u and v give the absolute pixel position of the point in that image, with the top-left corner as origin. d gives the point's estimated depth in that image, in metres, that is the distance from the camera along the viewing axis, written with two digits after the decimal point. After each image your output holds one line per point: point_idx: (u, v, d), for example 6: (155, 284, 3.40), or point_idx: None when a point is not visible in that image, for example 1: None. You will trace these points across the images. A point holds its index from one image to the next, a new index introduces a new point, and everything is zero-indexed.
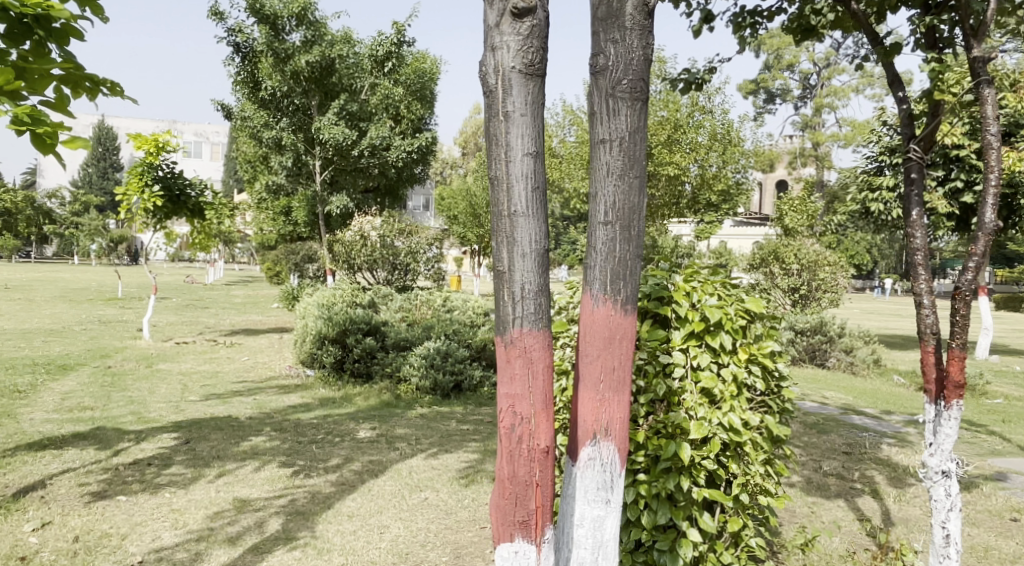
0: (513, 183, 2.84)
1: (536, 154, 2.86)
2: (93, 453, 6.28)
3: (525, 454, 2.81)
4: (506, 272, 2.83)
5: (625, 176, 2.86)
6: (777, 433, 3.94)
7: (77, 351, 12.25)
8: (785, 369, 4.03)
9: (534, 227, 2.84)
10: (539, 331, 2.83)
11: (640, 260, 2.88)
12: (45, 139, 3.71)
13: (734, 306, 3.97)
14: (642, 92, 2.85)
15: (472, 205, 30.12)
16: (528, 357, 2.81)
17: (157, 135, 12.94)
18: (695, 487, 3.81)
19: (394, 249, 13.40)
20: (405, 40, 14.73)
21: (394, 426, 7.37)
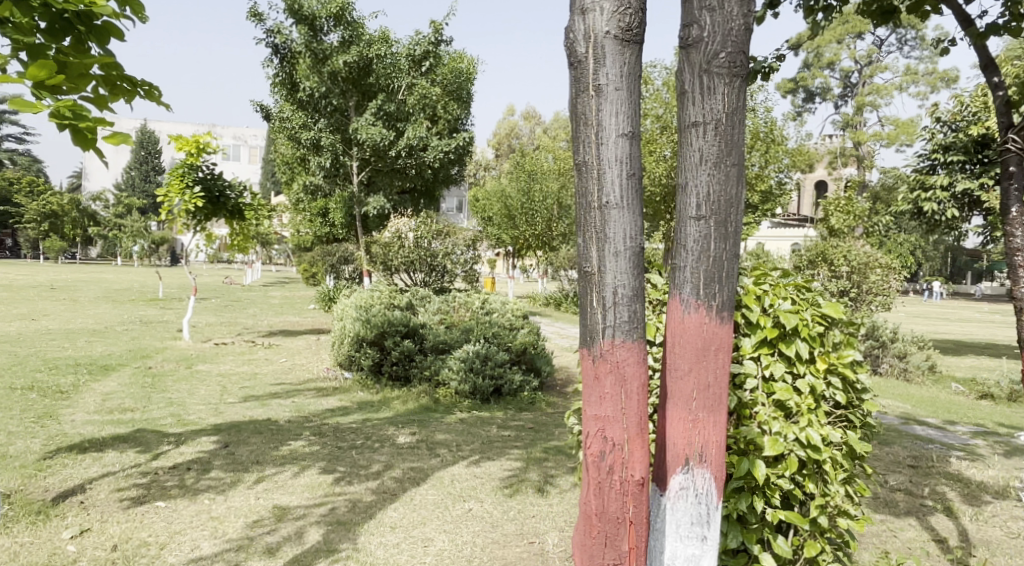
0: (606, 169, 2.94)
1: (630, 136, 2.96)
2: (133, 456, 6.20)
3: (617, 486, 2.94)
4: (599, 272, 2.95)
5: (719, 165, 2.97)
6: (859, 450, 3.73)
7: (119, 351, 12.31)
8: (868, 381, 3.78)
9: (627, 219, 2.95)
10: (631, 343, 2.94)
11: (731, 258, 3.01)
12: (87, 136, 3.60)
13: (810, 311, 3.74)
14: (740, 68, 2.97)
15: (507, 206, 29.93)
16: (621, 374, 2.92)
17: (197, 136, 13.03)
18: (770, 508, 3.70)
19: (432, 251, 13.26)
20: (442, 39, 14.64)
21: (435, 431, 7.22)
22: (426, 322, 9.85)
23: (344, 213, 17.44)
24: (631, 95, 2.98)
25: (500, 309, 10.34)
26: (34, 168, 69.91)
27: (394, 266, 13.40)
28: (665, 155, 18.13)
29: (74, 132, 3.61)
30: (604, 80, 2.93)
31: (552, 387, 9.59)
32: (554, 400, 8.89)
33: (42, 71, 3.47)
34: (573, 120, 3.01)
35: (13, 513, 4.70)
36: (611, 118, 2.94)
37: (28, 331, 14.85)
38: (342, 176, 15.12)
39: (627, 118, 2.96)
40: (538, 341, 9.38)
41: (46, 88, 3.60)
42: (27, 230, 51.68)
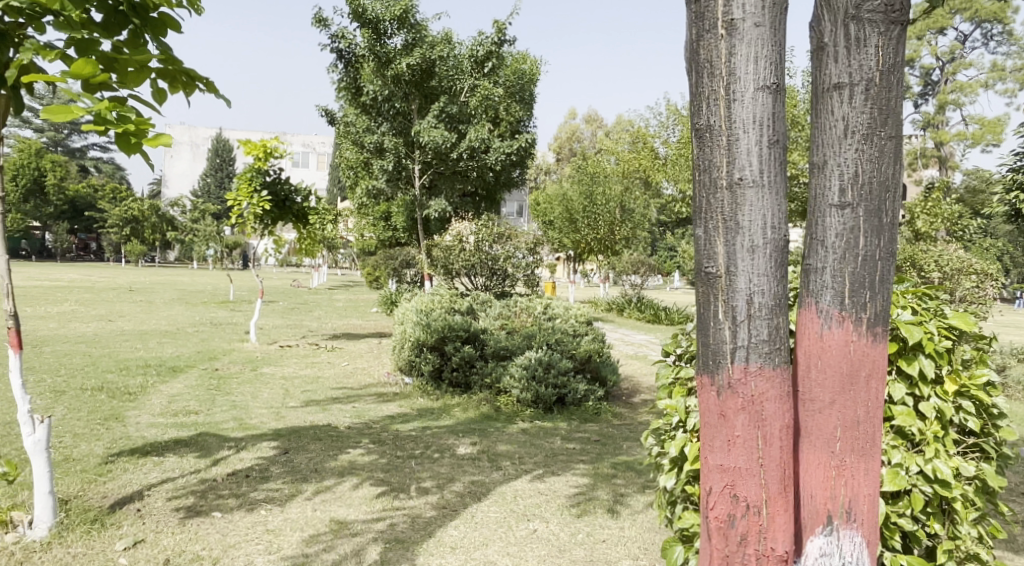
0: (743, 137, 2.61)
1: (769, 95, 2.63)
2: (193, 461, 6.10)
3: (752, 554, 2.66)
4: (734, 271, 2.63)
5: (870, 139, 2.68)
6: (993, 485, 3.33)
7: (187, 352, 12.41)
8: (1004, 405, 3.40)
9: (766, 199, 2.62)
10: (771, 369, 2.63)
11: (883, 256, 2.70)
12: (132, 139, 3.40)
13: (934, 323, 3.37)
14: (895, 23, 2.67)
15: (570, 210, 29.53)
16: (759, 412, 2.63)
17: (265, 141, 13.07)
18: (888, 552, 3.26)
19: (494, 254, 13.00)
20: (505, 39, 14.34)
21: (497, 442, 6.95)
22: (487, 327, 9.57)
23: (406, 216, 17.34)
24: (771, 40, 2.64)
25: (563, 315, 10.03)
26: (116, 176, 72.70)
27: (455, 269, 13.19)
28: None
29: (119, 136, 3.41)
30: (740, 21, 2.62)
31: (619, 396, 9.22)
32: (621, 410, 8.53)
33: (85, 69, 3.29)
34: (697, 68, 2.69)
35: (69, 521, 4.60)
36: (747, 70, 2.61)
37: (103, 331, 15.17)
38: (404, 180, 14.93)
39: (768, 70, 2.63)
40: (604, 349, 9.02)
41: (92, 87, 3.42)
42: (109, 233, 53.72)
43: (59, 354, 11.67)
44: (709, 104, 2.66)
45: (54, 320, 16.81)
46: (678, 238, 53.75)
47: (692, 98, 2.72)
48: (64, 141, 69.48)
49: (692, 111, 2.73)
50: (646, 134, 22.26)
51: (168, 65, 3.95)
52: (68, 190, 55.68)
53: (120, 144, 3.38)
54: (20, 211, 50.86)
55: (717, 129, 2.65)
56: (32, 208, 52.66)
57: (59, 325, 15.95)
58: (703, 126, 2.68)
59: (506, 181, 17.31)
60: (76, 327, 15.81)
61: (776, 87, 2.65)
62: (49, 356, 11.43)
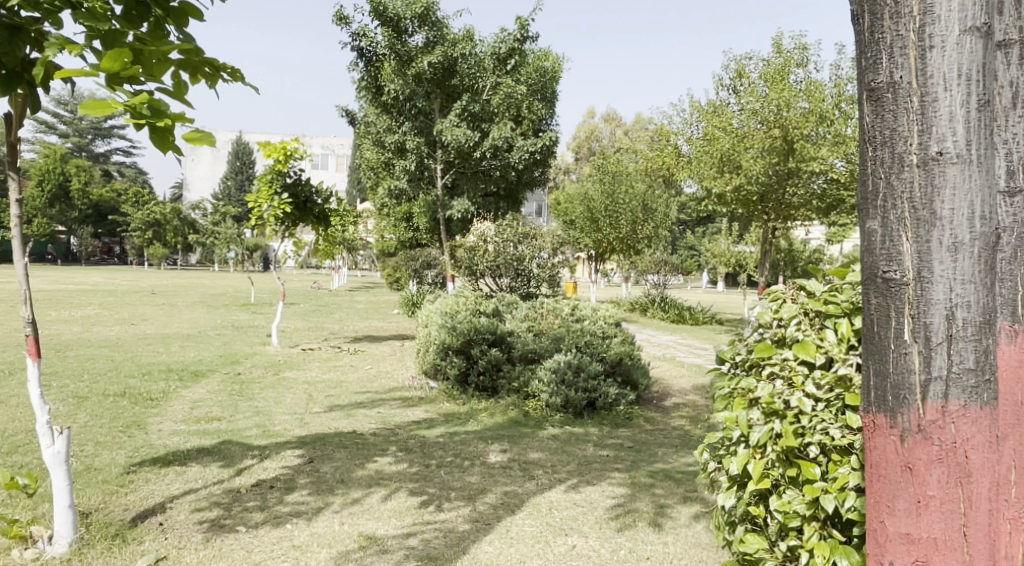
0: (946, 99, 2.18)
1: (974, 42, 2.19)
2: (216, 471, 5.94)
3: None
4: (930, 272, 2.19)
5: None
6: None
7: (210, 357, 12.30)
8: None
9: (971, 179, 2.18)
10: (977, 413, 2.17)
11: None
12: (167, 136, 3.09)
13: None
14: None
15: (590, 209, 29.25)
16: (961, 467, 2.18)
17: (285, 142, 12.92)
18: None
19: (518, 255, 12.78)
20: (528, 36, 14.14)
21: (527, 449, 6.75)
22: (514, 330, 9.39)
23: (428, 217, 17.15)
24: None
25: (591, 317, 9.80)
26: (139, 179, 73.32)
27: (479, 270, 13.01)
28: (761, 152, 17.18)
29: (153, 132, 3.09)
30: None
31: (650, 400, 8.98)
32: (652, 415, 8.30)
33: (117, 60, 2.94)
34: (875, 10, 2.28)
35: (89, 537, 4.44)
36: (950, 10, 2.19)
37: (126, 335, 15.11)
38: (425, 181, 14.74)
39: (973, 9, 2.19)
40: (635, 352, 8.79)
41: (120, 80, 3.11)
42: (132, 237, 54.15)
43: (83, 359, 11.59)
44: (892, 55, 2.25)
45: (78, 324, 16.81)
46: (699, 236, 53.28)
47: (867, 48, 2.31)
48: (87, 145, 70.14)
49: (867, 64, 2.31)
50: (668, 131, 21.94)
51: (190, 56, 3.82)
52: (93, 194, 56.18)
53: (155, 142, 3.08)
54: (45, 215, 51.36)
55: (905, 86, 2.22)
56: (57, 213, 53.18)
57: (83, 329, 15.93)
58: (883, 83, 2.26)
59: (529, 180, 17.08)
60: (100, 331, 15.77)
61: (982, 33, 2.21)
62: (73, 361, 11.35)
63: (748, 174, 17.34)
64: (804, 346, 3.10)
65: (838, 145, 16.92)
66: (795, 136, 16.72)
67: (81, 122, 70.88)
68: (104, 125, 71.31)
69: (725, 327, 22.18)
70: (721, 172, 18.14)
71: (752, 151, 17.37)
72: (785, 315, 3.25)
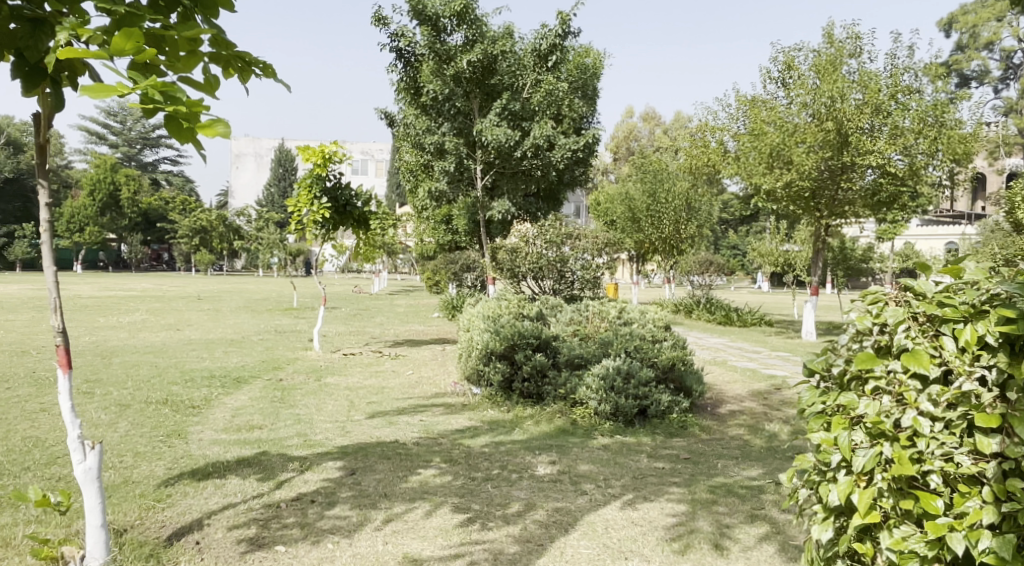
0: None
1: None
2: (255, 484, 5.71)
3: None
4: None
5: None
6: None
7: (252, 362, 12.17)
8: None
9: None
10: None
11: None
12: (183, 125, 3.01)
13: None
14: None
15: (632, 209, 28.72)
16: None
17: (324, 146, 12.79)
18: None
19: (561, 256, 12.43)
20: (569, 31, 13.79)
21: (577, 461, 6.45)
22: (559, 333, 9.07)
23: (468, 218, 16.89)
24: None
25: (640, 322, 9.44)
26: (186, 187, 74.57)
27: (521, 272, 12.70)
28: (814, 146, 16.87)
29: (170, 118, 3.06)
30: None
31: (703, 408, 8.60)
32: (706, 423, 7.97)
33: (125, 43, 2.89)
34: None
35: (123, 558, 4.24)
36: None
37: (171, 341, 15.08)
38: (465, 181, 14.56)
39: None
40: (687, 357, 8.42)
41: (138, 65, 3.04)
42: (179, 243, 54.98)
43: (127, 365, 11.53)
44: None
45: (124, 330, 16.88)
46: (742, 235, 52.32)
47: None
48: (136, 155, 71.58)
49: None
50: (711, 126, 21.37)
51: (220, 49, 3.57)
52: (142, 202, 57.27)
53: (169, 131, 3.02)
54: (97, 224, 52.42)
55: None
56: (108, 221, 54.23)
57: (129, 335, 15.97)
58: None
59: (570, 179, 16.74)
60: (146, 337, 15.79)
61: None
62: (117, 368, 11.28)
63: (800, 170, 16.97)
64: (915, 356, 3.04)
65: (895, 139, 16.61)
66: (851, 131, 16.42)
67: (130, 132, 72.33)
68: (151, 135, 72.70)
69: (774, 328, 21.58)
70: (770, 169, 17.83)
71: (806, 145, 17.11)
72: (891, 320, 3.19)
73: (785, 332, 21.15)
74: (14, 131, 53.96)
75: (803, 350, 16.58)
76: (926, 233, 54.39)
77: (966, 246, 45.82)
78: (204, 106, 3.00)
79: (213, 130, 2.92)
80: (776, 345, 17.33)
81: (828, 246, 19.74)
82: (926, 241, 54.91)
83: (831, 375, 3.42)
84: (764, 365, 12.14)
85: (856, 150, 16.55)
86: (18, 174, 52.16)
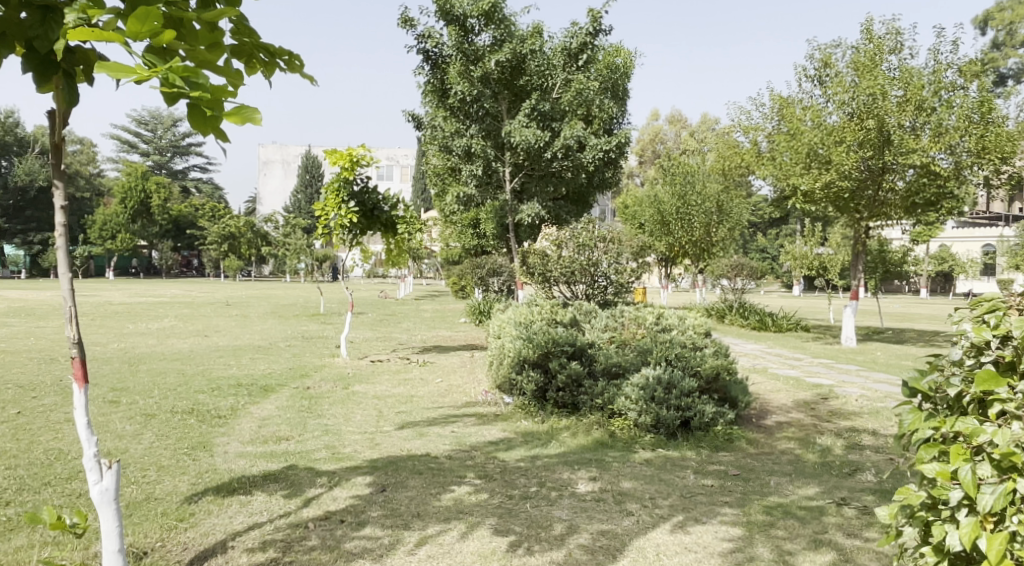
0: None
1: None
2: (282, 502, 5.45)
3: None
4: None
5: None
6: None
7: (280, 370, 11.94)
8: None
9: None
10: None
11: None
12: (206, 112, 2.88)
13: None
14: None
15: (661, 212, 28.22)
16: None
17: (351, 149, 12.51)
18: None
19: (593, 260, 12.07)
20: (600, 29, 13.47)
21: (618, 478, 6.21)
22: (595, 340, 8.75)
23: (495, 222, 16.59)
24: None
25: (678, 330, 9.10)
26: (215, 195, 75.13)
27: (553, 277, 12.35)
28: (853, 145, 16.92)
29: (191, 107, 2.86)
30: None
31: (746, 420, 8.23)
32: (752, 437, 7.73)
33: (143, 22, 2.69)
34: None
35: None
36: None
37: (199, 348, 14.91)
38: (494, 184, 14.31)
39: None
40: (730, 365, 8.06)
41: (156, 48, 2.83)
42: (208, 249, 55.31)
43: (154, 373, 11.34)
44: None
45: (152, 337, 16.76)
46: (772, 239, 51.53)
47: None
48: (166, 163, 72.27)
49: None
50: (744, 124, 20.85)
51: (243, 39, 3.33)
52: (172, 209, 57.78)
53: (192, 121, 2.88)
54: (128, 230, 52.92)
55: None
56: (139, 227, 54.66)
57: (156, 342, 15.83)
58: None
59: (601, 182, 16.36)
60: (174, 344, 15.65)
61: None
62: (144, 376, 11.09)
63: (839, 169, 16.97)
64: None
65: (937, 136, 16.55)
66: (892, 128, 16.47)
67: (160, 140, 73.08)
68: (181, 143, 73.41)
69: (810, 334, 21.08)
70: (808, 167, 17.97)
71: (848, 146, 17.07)
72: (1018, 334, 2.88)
73: (822, 338, 20.59)
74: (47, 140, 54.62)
75: (843, 357, 16.04)
76: (961, 235, 53.23)
77: (1004, 249, 44.73)
78: (227, 92, 2.85)
79: (240, 116, 2.82)
80: (814, 352, 16.79)
81: (867, 248, 19.19)
82: (960, 244, 53.77)
83: (940, 397, 3.13)
84: (806, 373, 11.72)
85: (900, 150, 16.51)
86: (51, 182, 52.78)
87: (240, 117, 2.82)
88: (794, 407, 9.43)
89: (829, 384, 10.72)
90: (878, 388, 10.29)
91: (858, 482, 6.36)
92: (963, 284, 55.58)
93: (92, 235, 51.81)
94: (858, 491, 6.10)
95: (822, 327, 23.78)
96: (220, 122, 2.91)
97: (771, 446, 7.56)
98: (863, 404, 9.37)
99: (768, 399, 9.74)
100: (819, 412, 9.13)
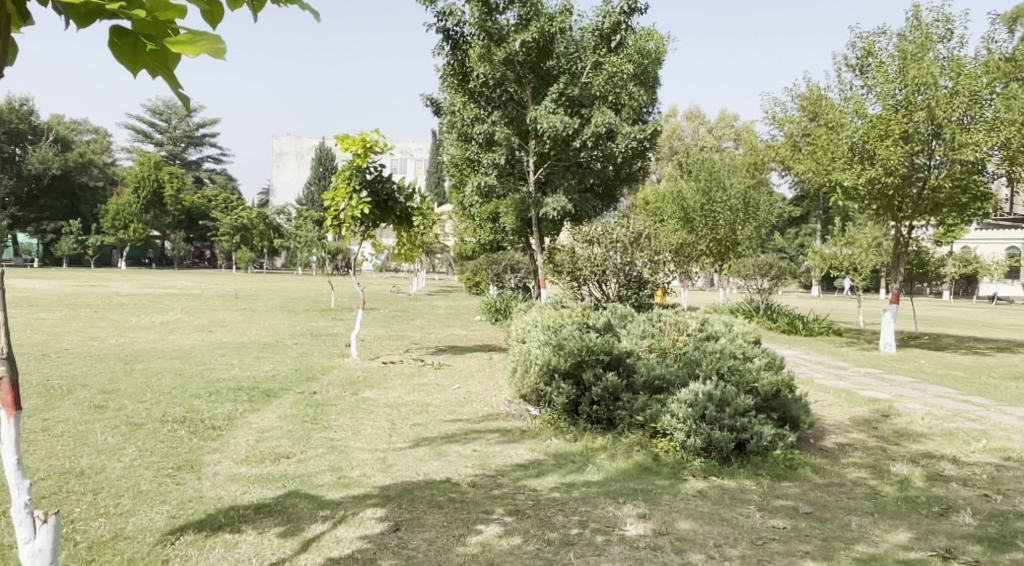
0: None
1: None
2: (276, 543, 4.54)
3: None
4: None
5: None
6: None
7: (286, 372, 11.02)
8: None
9: None
10: None
11: None
12: (145, 44, 2.52)
13: None
14: None
15: (685, 209, 27.25)
16: None
17: (365, 135, 11.60)
18: None
19: (628, 259, 11.14)
20: (636, 8, 12.49)
21: (672, 516, 5.30)
22: (633, 350, 7.81)
23: (516, 216, 15.60)
24: None
25: (727, 339, 8.17)
26: (228, 186, 74.60)
27: (583, 275, 11.29)
28: (898, 139, 15.93)
29: (128, 34, 2.52)
30: None
31: (807, 442, 7.28)
32: (816, 463, 6.80)
33: None
34: None
35: None
36: None
37: (201, 344, 14.02)
38: (517, 175, 13.41)
39: None
40: (791, 381, 7.11)
41: None
42: (221, 240, 54.85)
43: (150, 374, 10.44)
44: None
45: (154, 331, 15.89)
46: (790, 238, 50.53)
47: None
48: (180, 153, 71.74)
49: None
50: (776, 115, 19.79)
51: None
52: (184, 200, 57.18)
53: (126, 51, 2.52)
54: (141, 220, 52.45)
55: None
56: (152, 218, 54.11)
57: (158, 337, 14.93)
58: None
59: (628, 174, 15.33)
60: (176, 339, 14.75)
61: None
62: (138, 376, 10.18)
63: (885, 164, 16.04)
64: None
65: (993, 128, 15.66)
66: (941, 119, 15.68)
67: (174, 129, 72.60)
68: (195, 133, 72.94)
69: (844, 340, 20.09)
70: (852, 162, 16.89)
71: (895, 141, 16.07)
72: None
73: (856, 344, 19.53)
74: (61, 128, 54.11)
75: (886, 365, 15.02)
76: (988, 237, 51.73)
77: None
78: (172, 15, 2.49)
79: (195, 48, 2.47)
80: (854, 359, 15.76)
81: (909, 249, 18.12)
82: (986, 246, 52.32)
83: None
84: (857, 386, 10.79)
85: (945, 135, 15.79)
86: (64, 170, 52.23)
87: (191, 46, 2.47)
88: (852, 425, 8.48)
89: (885, 398, 9.85)
90: (942, 405, 9.39)
91: (953, 527, 5.46)
92: (987, 287, 54.08)
93: (104, 225, 51.14)
94: (956, 539, 5.21)
95: (855, 332, 22.70)
96: (160, 57, 2.55)
97: (839, 476, 6.64)
98: (930, 423, 8.46)
99: (822, 415, 8.79)
100: (882, 433, 8.19)
